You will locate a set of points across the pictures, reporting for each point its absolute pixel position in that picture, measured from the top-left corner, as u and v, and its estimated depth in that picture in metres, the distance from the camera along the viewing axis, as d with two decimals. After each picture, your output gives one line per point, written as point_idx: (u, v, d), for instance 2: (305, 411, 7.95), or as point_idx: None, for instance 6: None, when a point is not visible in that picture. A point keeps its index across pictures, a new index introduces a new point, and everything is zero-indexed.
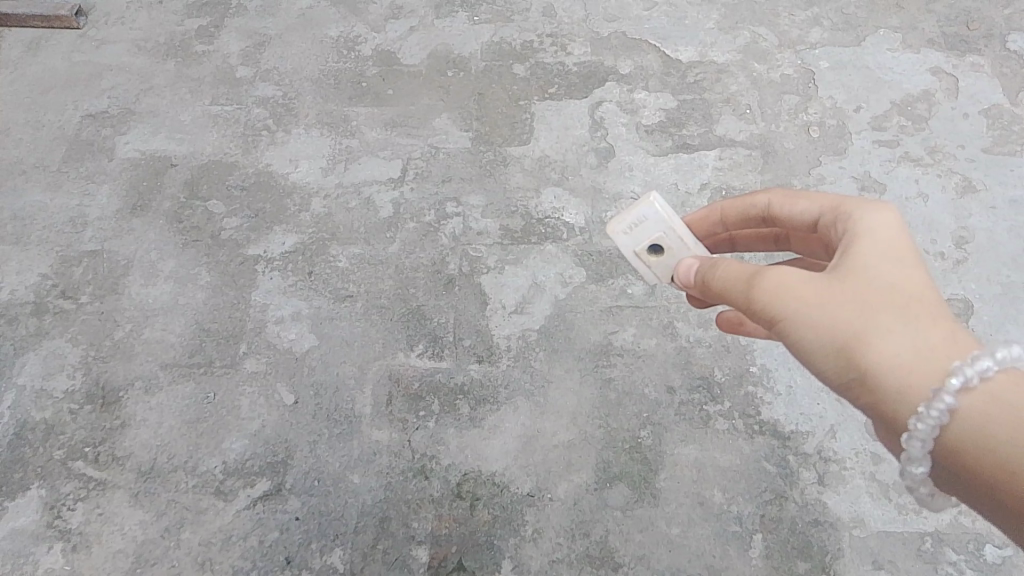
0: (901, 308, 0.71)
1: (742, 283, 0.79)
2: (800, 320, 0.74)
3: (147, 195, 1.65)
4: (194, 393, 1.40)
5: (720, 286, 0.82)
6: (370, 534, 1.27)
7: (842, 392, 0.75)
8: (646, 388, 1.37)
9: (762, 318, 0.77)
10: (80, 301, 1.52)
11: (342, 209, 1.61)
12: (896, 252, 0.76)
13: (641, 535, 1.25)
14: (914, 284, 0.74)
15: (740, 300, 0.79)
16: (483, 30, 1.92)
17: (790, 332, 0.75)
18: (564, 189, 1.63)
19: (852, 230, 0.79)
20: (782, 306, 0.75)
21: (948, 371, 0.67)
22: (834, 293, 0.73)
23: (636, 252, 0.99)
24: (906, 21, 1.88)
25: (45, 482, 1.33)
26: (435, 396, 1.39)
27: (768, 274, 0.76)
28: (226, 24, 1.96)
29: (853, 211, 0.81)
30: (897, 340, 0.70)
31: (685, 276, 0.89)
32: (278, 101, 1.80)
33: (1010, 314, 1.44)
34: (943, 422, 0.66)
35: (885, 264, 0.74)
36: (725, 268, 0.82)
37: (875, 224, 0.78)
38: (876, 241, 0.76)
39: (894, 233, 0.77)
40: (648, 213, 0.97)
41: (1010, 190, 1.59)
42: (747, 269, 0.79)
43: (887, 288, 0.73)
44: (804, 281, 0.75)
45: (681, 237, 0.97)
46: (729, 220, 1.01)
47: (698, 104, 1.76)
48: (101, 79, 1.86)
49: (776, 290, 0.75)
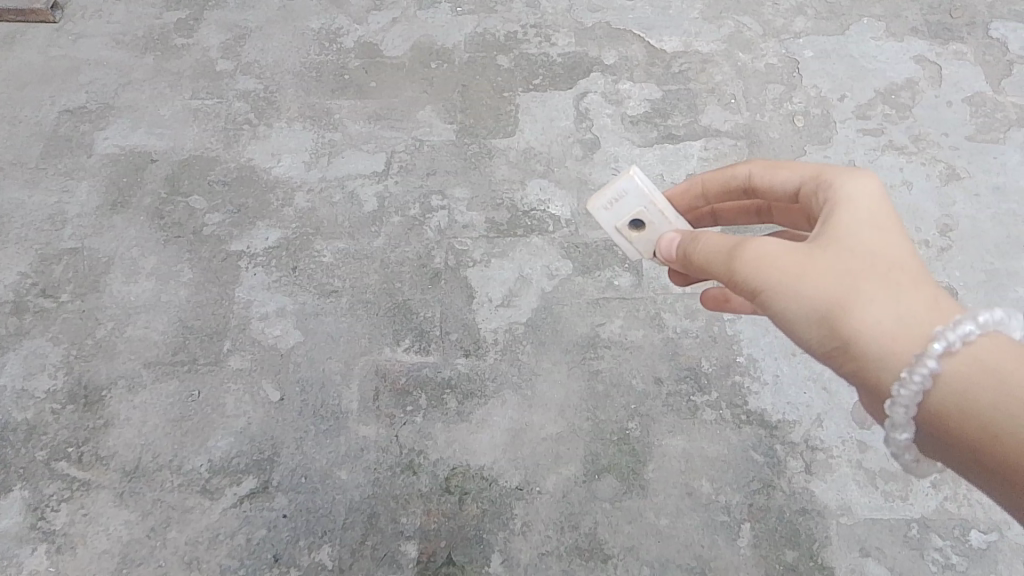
0: (883, 275, 0.71)
1: (723, 255, 0.78)
2: (782, 290, 0.74)
3: (128, 191, 1.63)
4: (178, 391, 1.39)
5: (702, 259, 0.82)
6: (358, 530, 1.26)
7: (826, 361, 0.75)
8: (634, 379, 1.37)
9: (745, 290, 0.77)
10: (61, 300, 1.50)
11: (326, 204, 1.60)
12: (877, 218, 0.75)
13: (630, 526, 1.25)
14: (896, 250, 0.73)
15: (722, 272, 0.79)
16: (467, 21, 1.90)
17: (772, 303, 0.75)
18: (550, 181, 1.62)
19: (833, 199, 0.79)
20: (763, 276, 0.74)
21: (930, 336, 0.67)
22: (816, 262, 0.73)
23: (617, 228, 0.98)
24: (889, 9, 1.88)
25: (28, 483, 1.31)
26: (422, 390, 1.38)
27: (750, 246, 0.76)
28: (206, 17, 1.93)
29: (833, 179, 0.81)
30: (880, 306, 0.70)
31: (666, 251, 0.89)
32: (260, 95, 1.78)
33: (994, 300, 1.45)
34: (926, 387, 0.66)
35: (866, 232, 0.74)
36: (706, 242, 0.82)
37: (855, 192, 0.77)
38: (856, 209, 0.76)
39: (874, 201, 0.77)
40: (628, 187, 0.96)
41: (993, 177, 1.60)
42: (729, 242, 0.79)
43: (868, 255, 0.73)
44: (785, 251, 0.75)
45: (662, 211, 0.96)
46: (709, 193, 1.01)
47: (683, 94, 1.75)
48: (79, 74, 1.83)
49: (757, 261, 0.75)
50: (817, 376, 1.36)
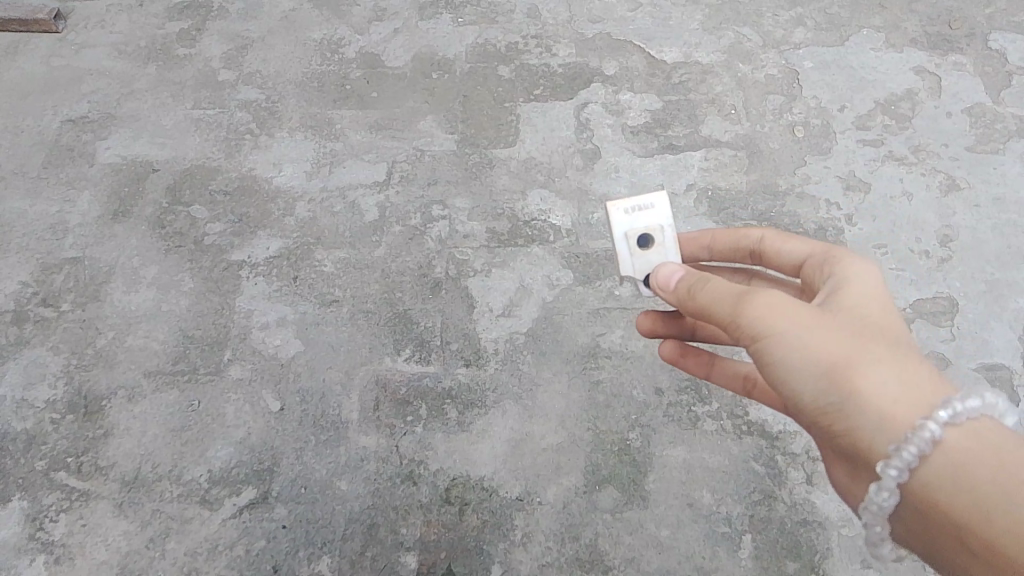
0: (887, 343, 0.75)
1: (729, 296, 0.79)
2: (788, 339, 0.75)
3: (129, 201, 1.64)
4: (178, 400, 1.39)
5: (701, 302, 0.82)
6: (358, 540, 1.26)
7: (815, 417, 0.77)
8: (634, 390, 1.37)
9: (746, 334, 0.77)
10: (61, 310, 1.49)
11: (327, 213, 1.60)
12: (882, 296, 0.79)
13: (630, 538, 1.24)
14: (897, 326, 0.77)
15: (722, 314, 0.79)
16: (468, 31, 1.91)
17: (774, 350, 0.76)
18: (550, 191, 1.63)
19: (841, 271, 0.83)
20: (772, 322, 0.75)
21: (934, 406, 0.70)
22: (827, 321, 0.76)
23: (626, 236, 0.96)
24: (888, 20, 1.89)
25: (26, 493, 1.31)
26: (422, 400, 1.38)
27: (764, 292, 0.77)
28: (209, 28, 1.94)
29: (842, 255, 0.85)
30: (885, 370, 0.72)
31: (664, 278, 0.88)
32: (262, 105, 1.79)
33: (996, 311, 1.45)
34: (926, 453, 0.69)
35: (874, 304, 0.78)
36: (710, 283, 0.82)
37: (863, 268, 0.82)
38: (863, 284, 0.80)
39: (879, 279, 0.81)
40: (656, 203, 0.96)
41: (993, 188, 1.60)
42: (738, 287, 0.80)
43: (874, 324, 0.76)
44: (798, 305, 0.77)
45: (674, 242, 0.97)
46: (716, 249, 1.03)
47: (683, 105, 1.76)
48: (81, 84, 1.83)
49: (765, 306, 0.76)
50: None
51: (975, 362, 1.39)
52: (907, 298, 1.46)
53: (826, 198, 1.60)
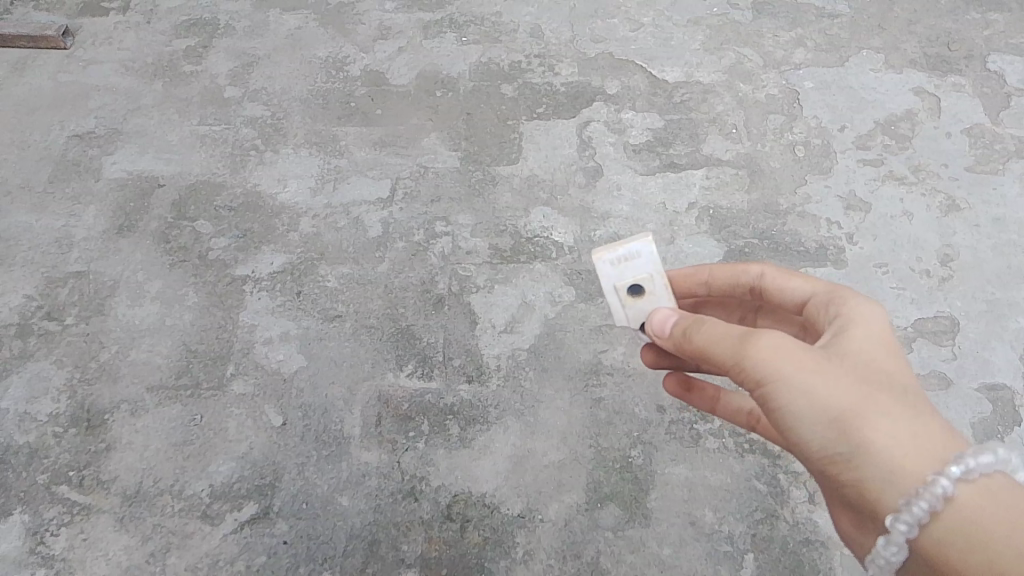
0: (895, 393, 0.75)
1: (733, 339, 0.78)
2: (795, 385, 0.75)
3: (135, 215, 1.65)
4: (181, 415, 1.39)
5: (703, 344, 0.82)
6: (359, 557, 1.25)
7: (821, 464, 0.78)
8: (636, 407, 1.37)
9: (751, 379, 0.77)
10: (65, 323, 1.50)
11: (331, 229, 1.61)
12: (888, 341, 0.80)
13: (632, 556, 1.24)
14: (902, 373, 0.78)
15: (727, 358, 0.79)
16: (472, 50, 1.93)
17: (781, 396, 0.76)
18: (553, 208, 1.64)
19: (847, 314, 0.83)
20: (779, 368, 0.75)
21: (944, 460, 0.71)
22: (834, 368, 0.76)
23: (616, 289, 0.94)
24: (888, 42, 1.91)
25: (28, 507, 1.31)
26: (424, 416, 1.38)
27: (768, 335, 0.77)
28: (215, 45, 1.96)
29: (846, 297, 0.85)
30: (895, 420, 0.73)
31: (661, 324, 0.89)
32: (267, 121, 1.80)
33: (996, 331, 1.45)
34: (937, 509, 0.70)
35: (879, 351, 0.78)
36: (710, 325, 0.82)
37: (868, 313, 0.82)
38: (869, 329, 0.80)
39: (884, 324, 0.82)
40: (642, 251, 0.92)
41: (993, 208, 1.61)
42: (740, 329, 0.79)
43: (881, 372, 0.77)
44: (804, 351, 0.76)
45: (665, 286, 0.94)
46: (714, 284, 1.01)
47: (684, 124, 1.77)
48: (88, 100, 1.85)
49: (772, 352, 0.76)
50: None
51: (977, 381, 1.39)
52: (908, 317, 1.47)
53: (827, 217, 1.61)
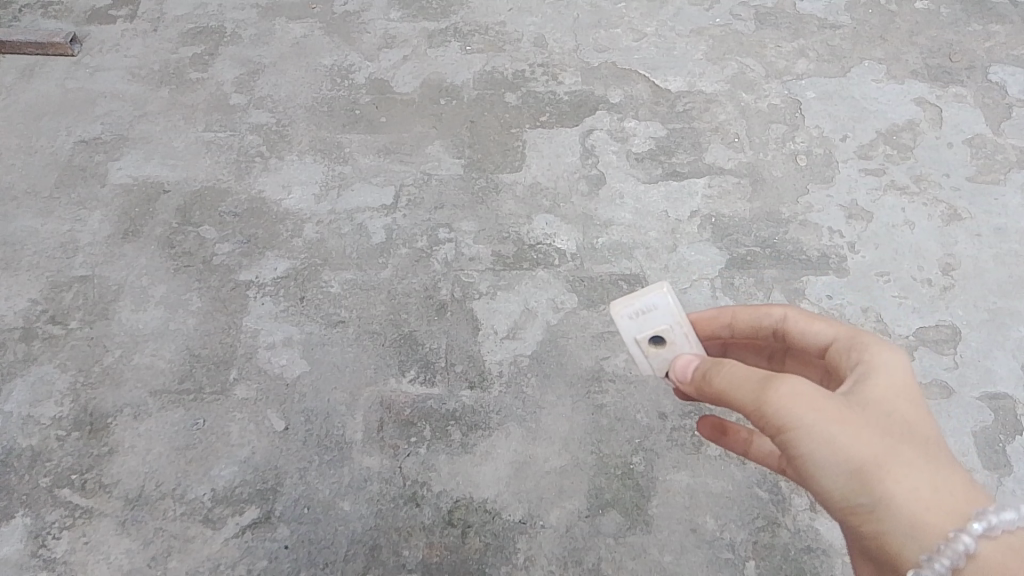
0: (916, 445, 0.75)
1: (755, 385, 0.79)
2: (817, 434, 0.75)
3: (140, 221, 1.66)
4: (183, 419, 1.39)
5: (725, 386, 0.82)
6: (360, 562, 1.25)
7: (841, 515, 0.78)
8: (637, 414, 1.37)
9: (772, 426, 0.77)
10: (69, 327, 1.51)
11: (335, 235, 1.62)
12: (910, 390, 0.80)
13: (633, 563, 1.24)
14: (924, 425, 0.78)
15: (748, 403, 0.79)
16: (476, 59, 1.94)
17: (803, 444, 0.76)
18: (556, 216, 1.64)
19: (869, 362, 0.82)
20: (801, 417, 0.75)
21: (966, 517, 0.71)
22: (856, 417, 0.76)
23: (636, 340, 0.94)
24: (890, 53, 1.92)
25: (30, 510, 1.31)
26: (426, 421, 1.38)
27: (789, 381, 0.77)
28: (222, 53, 1.97)
29: (869, 344, 0.85)
30: (916, 474, 0.73)
31: (685, 371, 0.89)
32: (272, 128, 1.81)
33: (998, 339, 1.45)
34: (960, 566, 0.69)
35: (901, 401, 0.78)
36: (731, 369, 0.82)
37: (890, 362, 0.82)
38: (892, 378, 0.80)
39: (907, 373, 0.81)
40: (658, 302, 0.92)
41: (995, 218, 1.62)
42: (761, 374, 0.79)
43: (903, 424, 0.76)
44: (826, 399, 0.76)
45: (686, 334, 0.93)
46: (738, 327, 0.99)
47: (686, 133, 1.78)
48: (95, 106, 1.87)
49: (795, 400, 0.75)
50: None
51: (978, 390, 1.39)
52: (909, 326, 1.47)
53: (828, 226, 1.61)
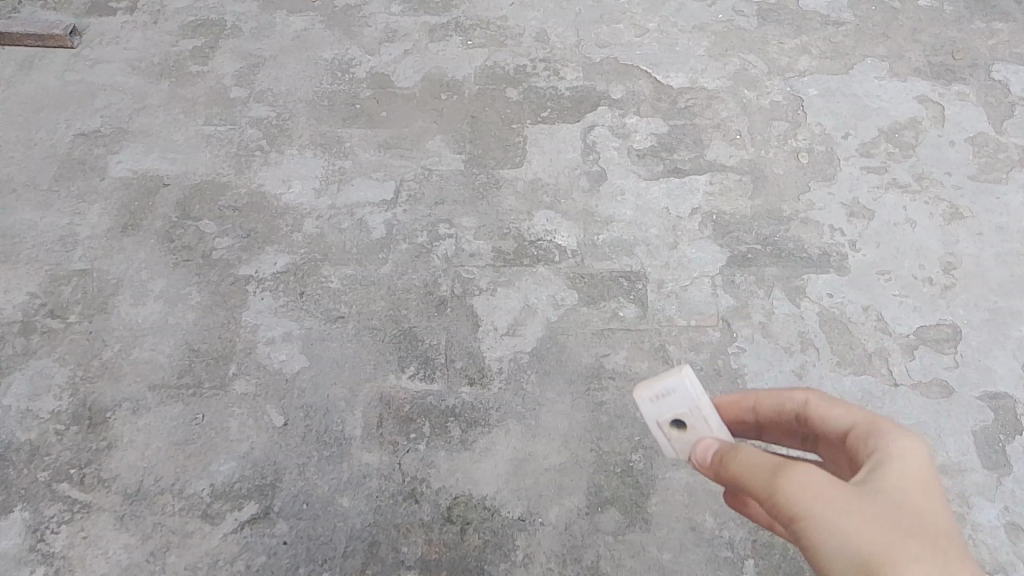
0: (932, 540, 0.63)
1: (767, 470, 0.70)
2: (824, 524, 0.64)
3: (139, 214, 1.65)
4: (182, 414, 1.39)
5: (736, 472, 0.73)
6: (359, 558, 1.25)
7: None
8: (637, 412, 1.37)
9: (782, 516, 0.68)
10: (68, 321, 1.50)
11: (335, 230, 1.61)
12: (935, 482, 0.68)
13: (632, 560, 1.24)
14: (946, 524, 0.65)
15: (759, 487, 0.70)
16: (477, 54, 1.93)
17: (811, 535, 0.65)
18: (556, 213, 1.64)
19: (884, 450, 0.72)
20: (805, 503, 0.66)
21: None
22: (865, 506, 0.65)
23: (659, 423, 0.88)
24: (892, 50, 1.91)
25: (28, 504, 1.31)
26: (426, 418, 1.38)
27: (796, 467, 0.68)
28: (222, 46, 1.96)
29: (891, 431, 0.74)
30: (929, 573, 0.60)
31: (702, 453, 0.80)
32: (272, 122, 1.81)
33: (999, 339, 1.45)
34: None
35: (918, 494, 0.67)
36: (745, 455, 0.74)
37: (908, 450, 0.71)
38: (910, 468, 0.69)
39: (929, 466, 0.69)
40: (678, 384, 0.86)
41: (996, 217, 1.61)
42: (773, 459, 0.71)
43: (921, 518, 0.65)
44: (835, 486, 0.66)
45: (709, 417, 0.86)
46: (762, 411, 0.90)
47: (688, 129, 1.78)
48: (94, 99, 1.86)
49: (800, 484, 0.66)
50: None
51: (978, 390, 1.39)
52: (910, 325, 1.47)
53: (830, 224, 1.61)
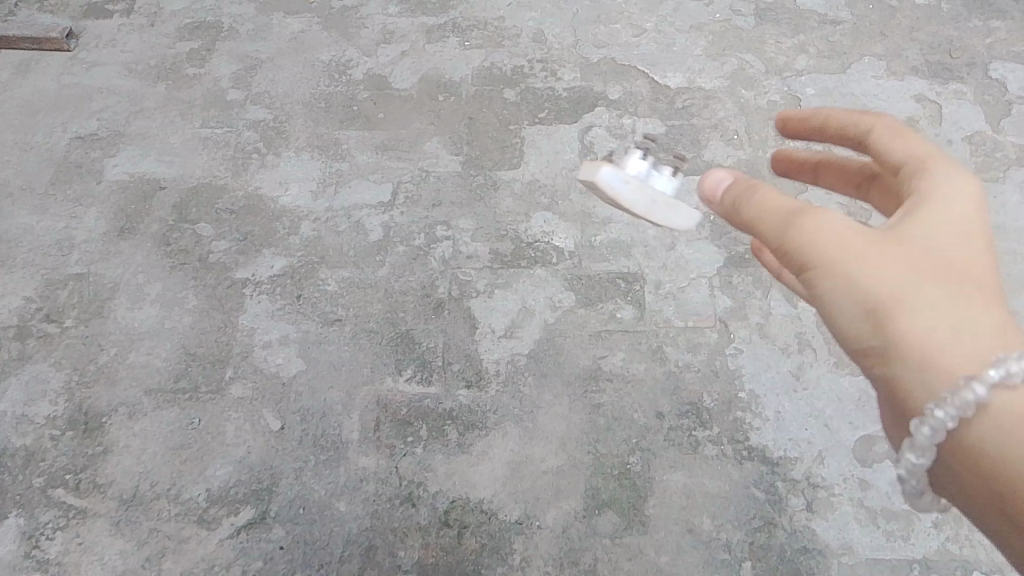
0: (956, 283, 0.63)
1: (783, 215, 0.69)
2: (840, 273, 0.65)
3: (135, 218, 1.65)
4: (178, 419, 1.39)
5: (752, 216, 0.72)
6: (356, 563, 1.25)
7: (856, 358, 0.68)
8: (634, 414, 1.37)
9: (794, 261, 0.68)
10: (65, 325, 1.50)
11: (331, 232, 1.61)
12: (963, 226, 0.66)
13: (629, 564, 1.24)
14: (976, 266, 0.64)
15: (773, 238, 0.69)
16: (474, 54, 1.93)
17: (823, 286, 0.66)
18: (553, 214, 1.63)
19: (925, 189, 0.68)
20: (819, 250, 0.65)
21: (986, 362, 0.59)
22: (885, 250, 0.64)
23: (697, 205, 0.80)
24: (891, 49, 1.91)
25: (24, 511, 1.31)
26: (422, 421, 1.38)
27: (817, 214, 0.67)
28: (218, 48, 1.96)
29: (936, 168, 0.69)
30: (939, 313, 0.61)
31: (712, 188, 0.78)
32: (269, 124, 1.80)
33: None
34: (965, 415, 0.58)
35: (949, 237, 0.65)
36: (765, 193, 0.72)
37: (950, 192, 0.67)
38: (948, 210, 0.66)
39: (971, 210, 0.66)
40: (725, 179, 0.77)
41: (995, 217, 1.61)
42: (792, 202, 0.69)
43: (946, 261, 0.64)
44: (856, 228, 0.65)
45: None
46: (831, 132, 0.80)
47: (686, 130, 1.77)
48: (91, 102, 1.86)
49: (821, 234, 0.66)
50: (818, 414, 1.36)
51: None
52: None
53: None
